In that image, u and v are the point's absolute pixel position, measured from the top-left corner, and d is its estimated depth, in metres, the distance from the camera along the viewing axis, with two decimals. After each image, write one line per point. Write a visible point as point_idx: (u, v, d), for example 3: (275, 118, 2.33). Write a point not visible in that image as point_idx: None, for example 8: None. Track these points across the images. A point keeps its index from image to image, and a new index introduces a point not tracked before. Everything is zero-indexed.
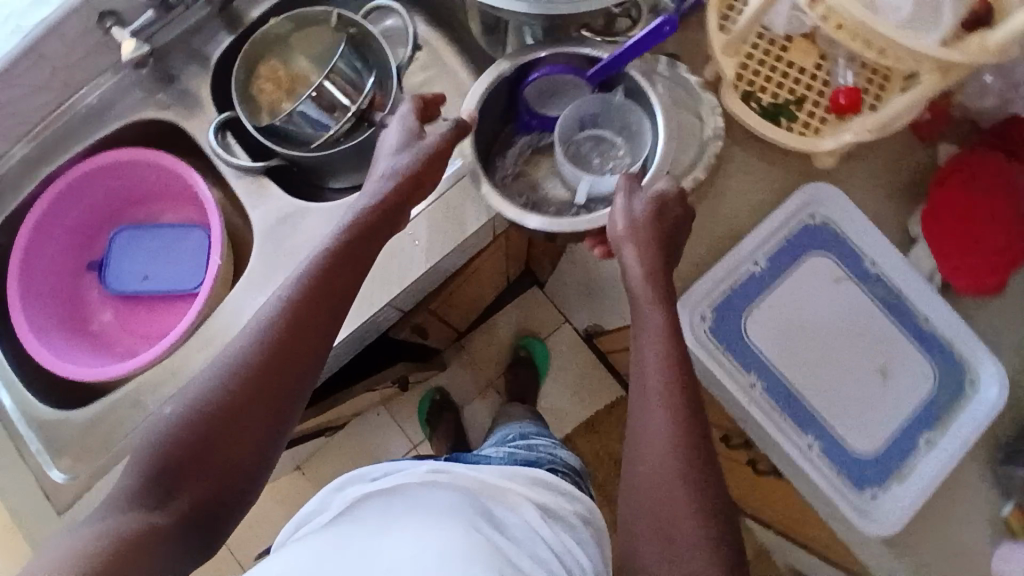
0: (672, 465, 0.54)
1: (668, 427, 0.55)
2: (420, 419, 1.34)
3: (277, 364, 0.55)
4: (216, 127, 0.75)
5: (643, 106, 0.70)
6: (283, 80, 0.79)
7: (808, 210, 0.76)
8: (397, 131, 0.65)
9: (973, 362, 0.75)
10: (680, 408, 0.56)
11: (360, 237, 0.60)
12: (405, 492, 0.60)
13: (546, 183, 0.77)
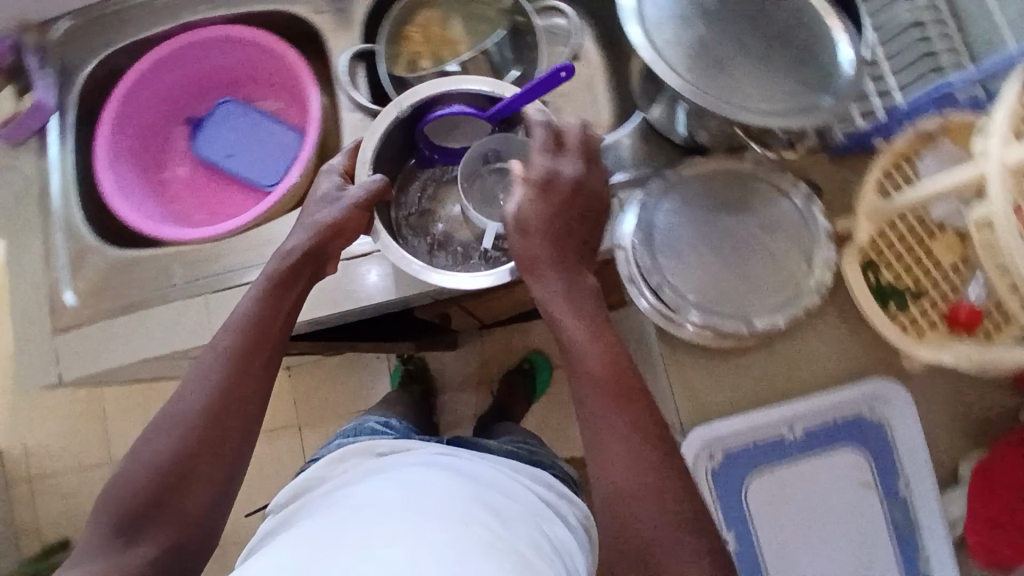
0: (648, 484, 0.48)
1: (626, 445, 0.49)
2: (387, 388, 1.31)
3: (234, 409, 0.54)
4: (351, 55, 0.74)
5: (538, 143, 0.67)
6: (434, 37, 0.78)
7: (871, 405, 0.71)
8: (324, 183, 0.64)
9: None
10: (635, 421, 0.50)
11: (291, 272, 0.59)
12: (413, 469, 0.67)
13: (450, 219, 0.75)
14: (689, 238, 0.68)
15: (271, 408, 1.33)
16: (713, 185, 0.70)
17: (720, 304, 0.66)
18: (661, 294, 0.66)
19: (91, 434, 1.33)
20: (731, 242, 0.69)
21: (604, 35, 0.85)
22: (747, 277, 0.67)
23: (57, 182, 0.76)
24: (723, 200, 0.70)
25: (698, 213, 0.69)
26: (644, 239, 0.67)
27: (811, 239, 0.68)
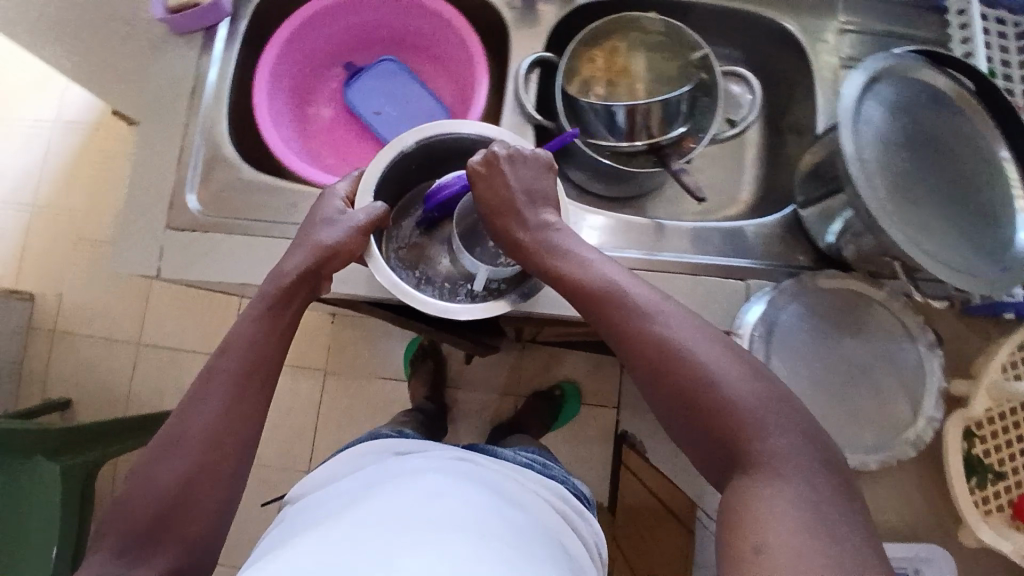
0: (688, 375, 0.53)
1: (652, 347, 0.54)
2: (405, 361, 1.31)
3: (217, 417, 0.58)
4: (531, 61, 0.73)
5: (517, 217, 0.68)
6: (614, 64, 0.76)
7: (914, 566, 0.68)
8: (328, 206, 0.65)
9: None
10: (653, 320, 0.56)
11: (284, 290, 0.63)
12: (427, 472, 0.68)
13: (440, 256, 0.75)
14: (808, 354, 0.66)
15: (301, 350, 1.32)
16: (845, 306, 0.68)
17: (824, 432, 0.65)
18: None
19: (127, 318, 1.33)
20: (846, 369, 0.67)
21: (772, 115, 0.82)
22: (853, 414, 0.66)
23: (210, 86, 0.75)
24: (848, 323, 0.68)
25: (825, 332, 0.67)
26: (765, 340, 0.65)
27: (923, 393, 0.67)
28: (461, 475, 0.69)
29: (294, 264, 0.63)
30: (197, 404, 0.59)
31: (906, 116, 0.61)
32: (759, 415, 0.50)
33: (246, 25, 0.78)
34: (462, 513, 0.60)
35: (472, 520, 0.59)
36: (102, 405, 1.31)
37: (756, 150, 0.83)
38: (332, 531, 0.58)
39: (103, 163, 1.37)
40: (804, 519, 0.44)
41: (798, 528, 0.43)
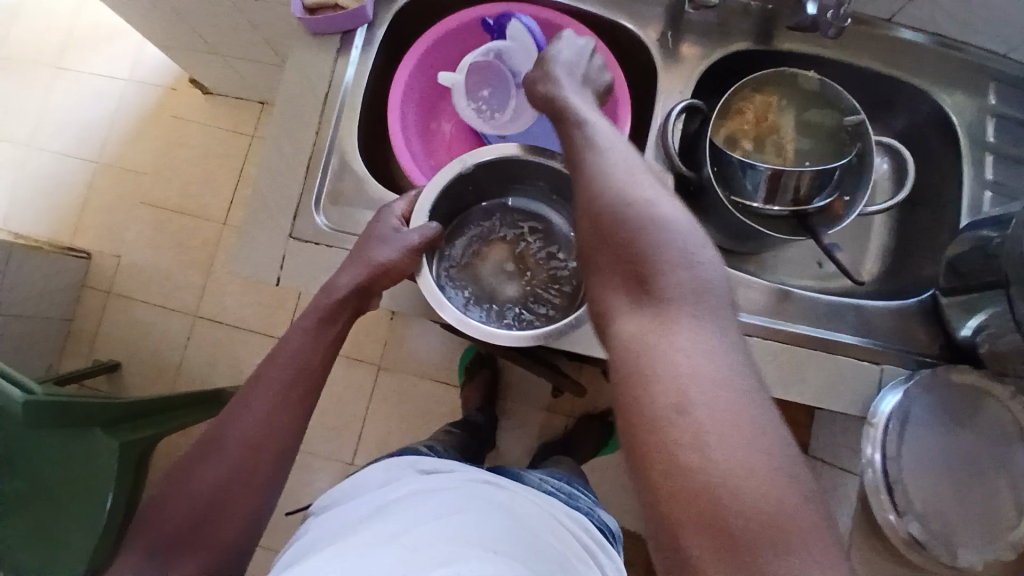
0: (644, 203, 0.44)
1: (616, 167, 0.46)
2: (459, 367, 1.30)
3: (247, 431, 0.60)
4: (680, 107, 0.70)
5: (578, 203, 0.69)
6: (760, 120, 0.74)
7: None
8: (383, 223, 0.63)
9: None
10: (627, 152, 0.49)
11: (330, 304, 0.62)
12: (443, 492, 0.64)
13: (491, 278, 0.79)
14: (935, 447, 0.67)
15: (358, 342, 1.32)
16: (975, 401, 0.67)
17: (940, 530, 0.67)
18: (890, 491, 0.67)
19: (182, 288, 1.32)
20: (966, 466, 0.68)
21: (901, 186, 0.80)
22: (970, 512, 0.68)
23: (344, 94, 0.73)
24: (974, 417, 0.67)
25: (954, 426, 0.67)
26: (899, 430, 0.66)
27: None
28: (473, 495, 0.64)
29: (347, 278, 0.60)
30: (230, 414, 0.61)
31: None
32: (685, 278, 0.41)
33: (384, 31, 0.76)
34: (463, 534, 0.55)
35: (476, 543, 0.54)
36: (148, 372, 1.29)
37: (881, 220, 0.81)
38: (343, 550, 0.57)
39: (175, 127, 1.34)
40: (737, 425, 0.36)
41: (719, 415, 0.36)
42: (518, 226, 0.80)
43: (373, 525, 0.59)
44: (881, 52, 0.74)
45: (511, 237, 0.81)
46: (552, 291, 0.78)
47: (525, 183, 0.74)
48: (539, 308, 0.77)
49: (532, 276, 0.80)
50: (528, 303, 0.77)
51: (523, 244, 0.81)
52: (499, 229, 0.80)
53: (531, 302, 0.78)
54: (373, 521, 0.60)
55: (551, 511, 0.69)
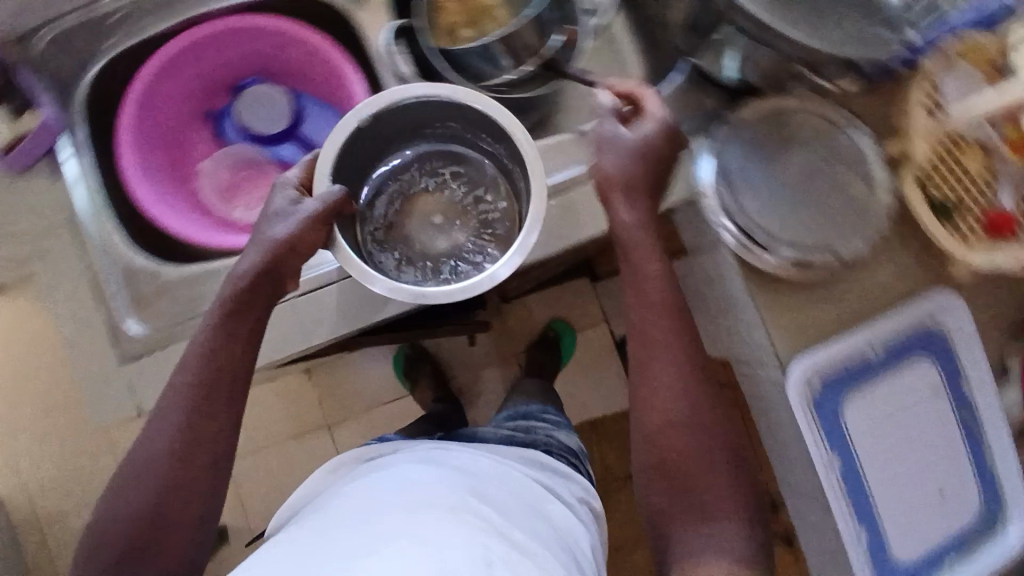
0: (660, 328, 0.60)
1: (665, 289, 0.61)
2: (397, 376, 1.30)
3: (161, 469, 0.56)
4: (391, 32, 0.70)
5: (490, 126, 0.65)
6: (469, 8, 0.75)
7: (931, 318, 0.74)
8: (280, 197, 0.59)
9: (1012, 502, 0.78)
10: (665, 271, 0.61)
11: (234, 302, 0.58)
12: (394, 464, 0.73)
13: (418, 234, 0.72)
14: (763, 174, 0.72)
15: (296, 415, 1.28)
16: (775, 123, 0.73)
17: (809, 239, 0.69)
18: (749, 229, 0.69)
19: (91, 456, 1.24)
20: (801, 173, 0.72)
21: None
22: (825, 208, 0.71)
23: (88, 206, 0.69)
24: (782, 135, 0.73)
25: (768, 150, 0.73)
26: (722, 180, 0.71)
27: (868, 163, 0.71)
28: (424, 459, 0.74)
29: (246, 261, 0.57)
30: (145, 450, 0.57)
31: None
32: (684, 400, 0.59)
33: (88, 129, 0.72)
34: (414, 493, 0.65)
35: (428, 497, 0.64)
36: None
37: None
38: (287, 533, 0.64)
39: None
40: (737, 504, 0.58)
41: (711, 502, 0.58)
42: (439, 171, 0.74)
43: (331, 502, 0.68)
44: None
45: (435, 184, 0.74)
46: (487, 235, 0.72)
47: (434, 123, 0.69)
48: (478, 255, 0.71)
49: (466, 221, 0.73)
50: (466, 252, 0.71)
51: (449, 188, 0.74)
52: (419, 179, 0.74)
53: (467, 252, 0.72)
54: (321, 507, 0.67)
55: (504, 458, 0.80)
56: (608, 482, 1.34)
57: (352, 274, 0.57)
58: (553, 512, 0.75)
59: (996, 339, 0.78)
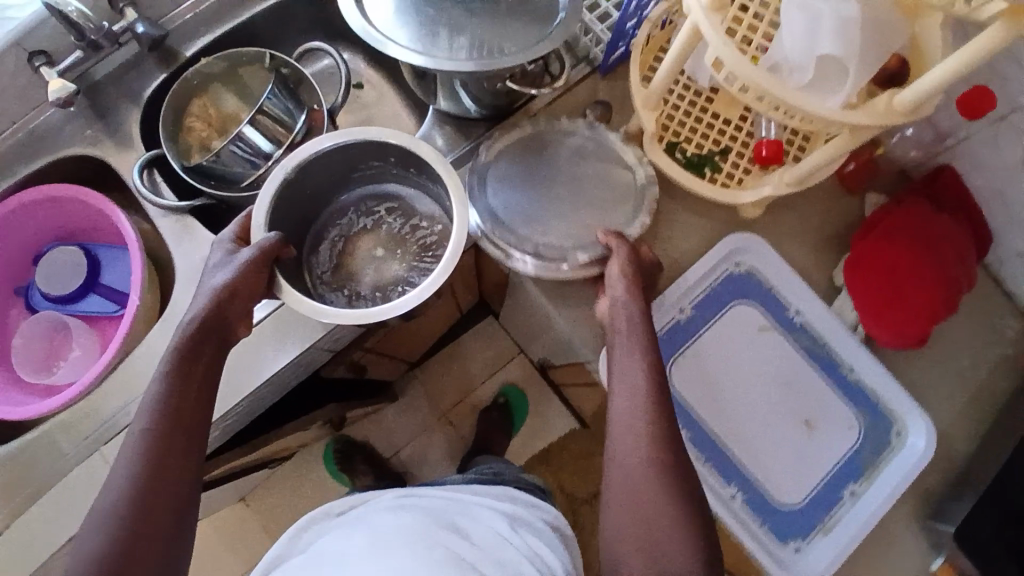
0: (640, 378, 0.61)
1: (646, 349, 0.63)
2: (332, 471, 1.32)
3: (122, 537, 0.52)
4: (140, 166, 0.76)
5: (412, 160, 0.73)
6: (214, 119, 0.81)
7: (733, 259, 0.77)
8: (217, 253, 0.66)
9: (899, 414, 0.75)
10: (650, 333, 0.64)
11: (187, 353, 0.60)
12: (368, 513, 0.74)
13: (362, 269, 0.81)
14: (528, 195, 0.75)
15: (248, 541, 1.29)
16: (530, 143, 0.77)
17: (585, 236, 0.74)
18: (534, 254, 0.72)
19: None
20: (560, 180, 0.76)
21: (371, 56, 0.90)
22: (590, 206, 0.75)
23: None
24: (537, 154, 0.77)
25: (527, 170, 0.76)
26: (494, 215, 0.74)
27: (616, 149, 0.77)
28: (400, 505, 0.74)
29: (188, 312, 0.61)
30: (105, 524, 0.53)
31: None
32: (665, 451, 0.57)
33: None
34: (389, 541, 0.67)
35: (407, 545, 0.66)
36: None
37: (387, 88, 0.91)
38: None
39: None
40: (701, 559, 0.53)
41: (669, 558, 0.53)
42: (375, 211, 0.83)
43: (312, 562, 0.68)
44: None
45: (373, 224, 0.83)
46: (427, 258, 0.81)
47: (361, 166, 0.77)
48: (422, 279, 0.80)
49: (405, 250, 0.82)
50: (411, 277, 0.80)
51: (386, 225, 0.83)
52: (357, 220, 0.82)
53: (413, 277, 0.80)
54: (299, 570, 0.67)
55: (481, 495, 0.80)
56: (574, 506, 1.32)
57: (301, 310, 0.63)
58: (528, 545, 0.74)
59: (813, 259, 0.79)
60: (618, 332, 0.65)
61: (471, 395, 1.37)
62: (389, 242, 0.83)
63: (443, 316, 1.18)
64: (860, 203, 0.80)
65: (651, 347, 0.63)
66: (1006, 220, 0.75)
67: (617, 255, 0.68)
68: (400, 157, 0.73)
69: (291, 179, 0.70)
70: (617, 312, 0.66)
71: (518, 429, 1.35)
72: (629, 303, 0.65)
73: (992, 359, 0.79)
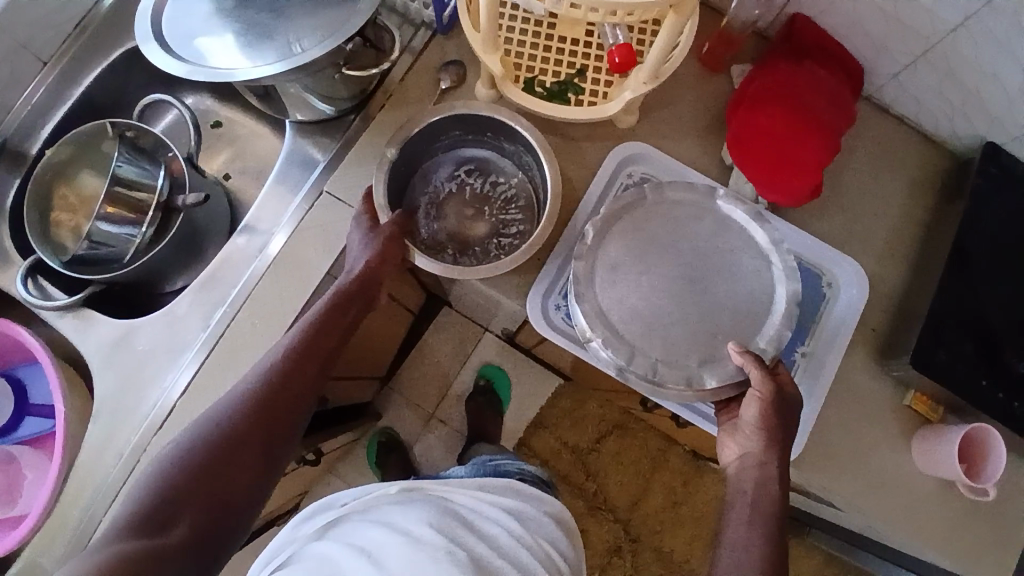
0: (754, 481, 0.66)
1: (770, 466, 0.66)
2: (371, 465, 1.32)
3: (214, 475, 0.58)
4: (22, 276, 0.76)
5: (485, 124, 0.77)
6: (79, 205, 0.79)
7: (625, 172, 0.79)
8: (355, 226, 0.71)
9: (824, 265, 0.77)
10: (773, 454, 0.66)
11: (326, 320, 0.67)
12: (378, 510, 0.68)
13: (459, 230, 0.80)
14: (643, 294, 0.69)
15: None
16: (640, 222, 0.71)
17: (712, 347, 0.68)
18: (651, 371, 0.67)
19: None
20: (679, 275, 0.70)
21: (219, 92, 0.88)
22: (719, 308, 0.69)
23: None
24: (653, 237, 0.71)
25: (639, 268, 0.70)
26: (607, 326, 0.68)
27: (749, 232, 0.71)
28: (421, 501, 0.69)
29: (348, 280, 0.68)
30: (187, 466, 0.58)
31: (212, 20, 0.67)
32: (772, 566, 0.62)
33: None
34: (416, 544, 0.63)
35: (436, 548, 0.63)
36: None
37: (245, 119, 0.89)
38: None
39: None
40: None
41: None
42: (455, 174, 0.82)
43: (339, 551, 0.63)
44: (74, 77, 0.82)
45: (456, 187, 0.82)
46: (513, 210, 0.81)
47: (442, 137, 0.78)
48: (514, 230, 0.80)
49: (491, 207, 0.82)
50: (503, 230, 0.80)
51: (469, 186, 0.82)
52: (443, 185, 0.81)
53: (503, 230, 0.81)
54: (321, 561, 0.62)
55: (490, 488, 0.75)
56: (583, 458, 1.33)
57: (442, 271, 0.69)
58: (538, 547, 0.72)
59: (700, 148, 0.80)
60: (743, 497, 0.66)
61: (452, 388, 1.37)
62: (473, 203, 0.82)
63: (399, 320, 1.18)
64: (728, 80, 0.80)
65: (769, 524, 0.64)
66: (869, 50, 0.76)
67: (756, 393, 0.66)
68: (463, 123, 0.77)
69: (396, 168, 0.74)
70: (747, 471, 0.67)
71: (507, 404, 1.35)
72: (764, 460, 0.66)
73: (902, 184, 0.80)
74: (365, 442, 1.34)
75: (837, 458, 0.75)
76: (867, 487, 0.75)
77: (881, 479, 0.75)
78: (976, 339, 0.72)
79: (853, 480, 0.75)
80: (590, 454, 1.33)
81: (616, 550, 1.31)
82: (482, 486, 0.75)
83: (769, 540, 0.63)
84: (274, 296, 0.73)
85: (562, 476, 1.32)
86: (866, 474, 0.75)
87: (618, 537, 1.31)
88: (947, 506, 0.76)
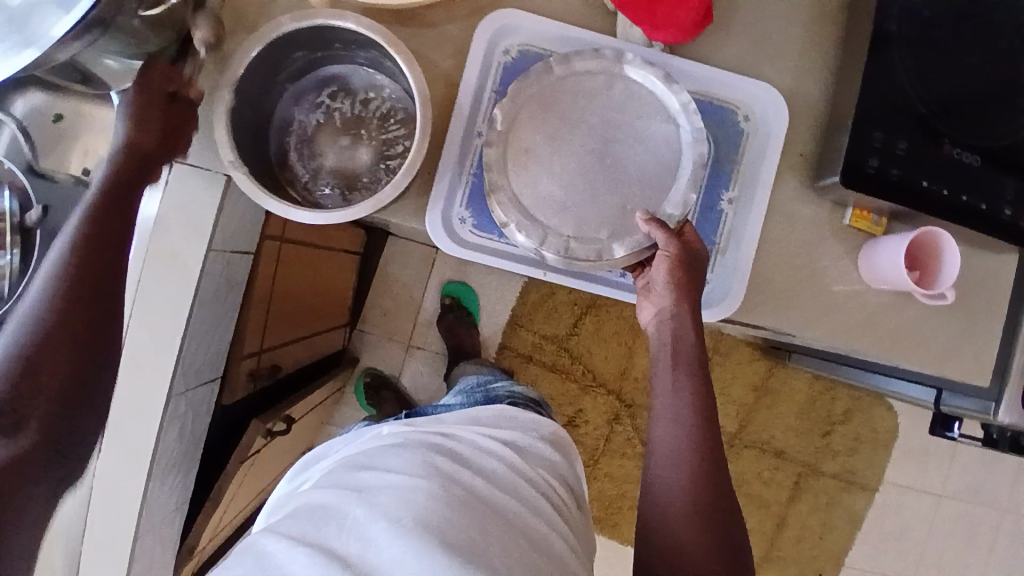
0: (676, 340, 0.62)
1: (688, 317, 0.62)
2: (364, 405, 1.33)
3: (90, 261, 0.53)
4: None
5: (328, 38, 0.65)
6: None
7: (501, 49, 0.70)
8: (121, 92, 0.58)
9: (736, 99, 0.71)
10: (688, 307, 0.62)
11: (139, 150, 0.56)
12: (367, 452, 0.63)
13: (342, 163, 0.72)
14: (558, 180, 0.63)
15: None
16: (548, 103, 0.64)
17: (621, 218, 0.63)
18: (566, 251, 0.61)
19: None
20: (591, 150, 0.63)
21: (40, 82, 0.75)
22: (631, 181, 0.63)
23: None
24: (566, 117, 0.64)
25: (553, 150, 0.63)
26: (519, 209, 0.62)
27: (659, 96, 0.64)
28: (407, 441, 0.63)
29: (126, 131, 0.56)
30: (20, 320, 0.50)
31: None
32: (696, 417, 0.60)
33: None
34: (408, 486, 0.55)
35: (432, 486, 0.56)
36: None
37: (79, 102, 0.76)
38: (306, 554, 0.50)
39: None
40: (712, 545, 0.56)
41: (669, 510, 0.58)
42: (318, 102, 0.72)
43: (330, 498, 0.56)
44: None
45: (324, 116, 0.72)
46: (393, 125, 0.71)
47: (285, 64, 0.66)
48: (398, 146, 0.71)
49: (369, 129, 0.72)
50: (387, 151, 0.71)
51: (338, 112, 0.72)
52: (309, 117, 0.72)
53: (388, 151, 0.72)
54: (314, 517, 0.54)
55: (484, 419, 0.70)
56: (565, 343, 1.33)
57: (318, 220, 0.60)
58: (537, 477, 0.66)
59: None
60: (663, 351, 0.63)
61: (421, 313, 1.35)
62: (350, 129, 0.72)
63: (342, 261, 1.13)
64: None
65: (695, 367, 0.62)
66: None
67: (664, 254, 0.61)
68: (305, 40, 0.64)
69: (239, 112, 0.64)
70: (664, 326, 0.63)
71: (479, 313, 1.33)
72: (678, 312, 0.62)
73: None
74: (354, 381, 1.35)
75: (790, 295, 0.72)
76: (824, 315, 0.72)
77: (839, 305, 0.72)
78: (913, 131, 0.66)
79: (809, 312, 0.72)
80: (572, 337, 1.33)
81: (617, 417, 1.34)
82: (476, 420, 0.69)
83: (695, 390, 0.61)
84: (165, 293, 0.68)
85: (550, 363, 1.33)
86: (822, 303, 0.72)
87: (615, 405, 1.34)
88: (907, 312, 0.73)
